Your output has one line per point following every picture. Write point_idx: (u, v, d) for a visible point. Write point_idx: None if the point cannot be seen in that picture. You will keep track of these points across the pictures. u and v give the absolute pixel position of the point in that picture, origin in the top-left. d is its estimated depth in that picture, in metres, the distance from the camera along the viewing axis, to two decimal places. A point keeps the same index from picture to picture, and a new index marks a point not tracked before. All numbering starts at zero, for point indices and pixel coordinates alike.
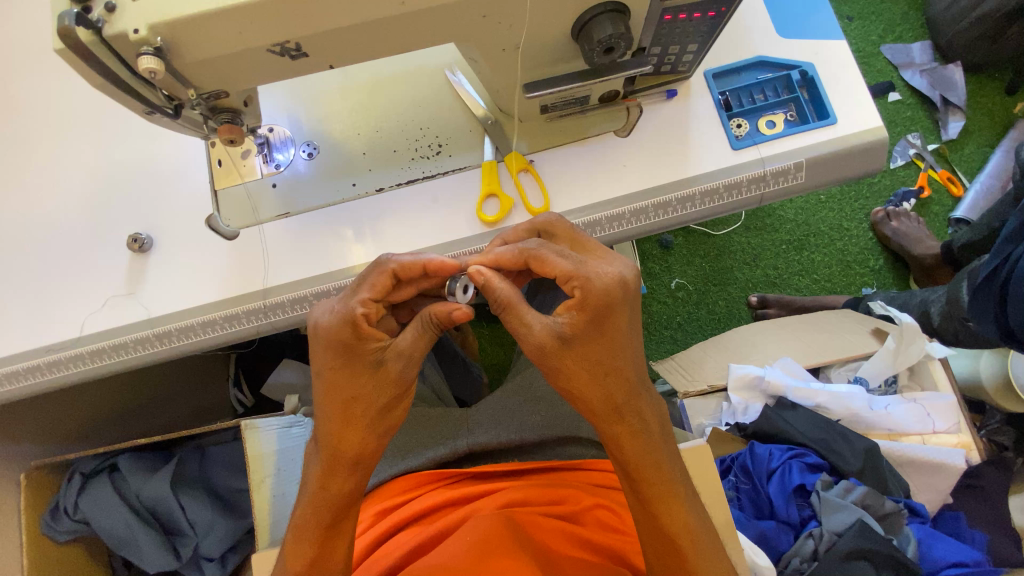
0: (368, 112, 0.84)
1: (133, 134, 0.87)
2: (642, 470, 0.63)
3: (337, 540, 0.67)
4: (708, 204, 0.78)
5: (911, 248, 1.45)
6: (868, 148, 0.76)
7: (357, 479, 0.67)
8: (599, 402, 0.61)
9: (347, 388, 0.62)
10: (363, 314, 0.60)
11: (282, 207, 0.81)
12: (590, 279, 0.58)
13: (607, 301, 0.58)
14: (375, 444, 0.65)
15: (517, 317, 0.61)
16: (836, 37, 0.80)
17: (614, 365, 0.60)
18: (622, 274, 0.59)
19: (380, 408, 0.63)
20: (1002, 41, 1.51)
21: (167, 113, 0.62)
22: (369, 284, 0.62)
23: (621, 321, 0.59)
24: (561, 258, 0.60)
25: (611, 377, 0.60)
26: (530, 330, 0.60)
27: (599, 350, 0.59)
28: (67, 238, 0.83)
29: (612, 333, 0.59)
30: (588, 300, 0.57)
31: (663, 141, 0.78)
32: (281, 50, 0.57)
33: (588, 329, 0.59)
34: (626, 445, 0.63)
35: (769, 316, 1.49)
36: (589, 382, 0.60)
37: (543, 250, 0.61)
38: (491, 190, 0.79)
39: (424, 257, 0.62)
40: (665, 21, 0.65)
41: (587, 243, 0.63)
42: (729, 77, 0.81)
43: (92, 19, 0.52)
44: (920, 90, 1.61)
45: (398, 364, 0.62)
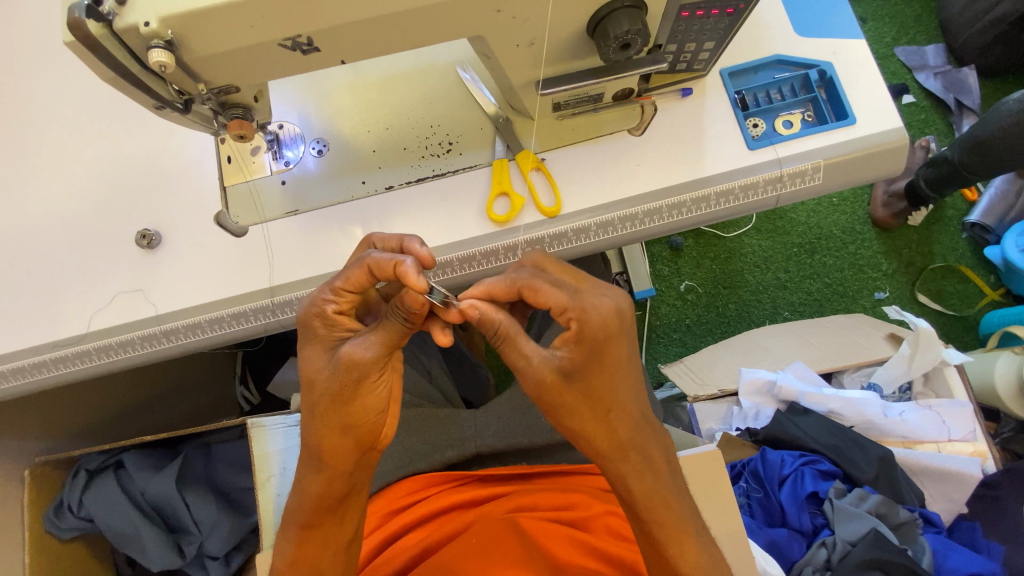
0: (379, 110, 0.83)
1: (142, 131, 0.87)
2: (649, 505, 0.59)
3: (317, 544, 0.64)
4: (724, 205, 0.76)
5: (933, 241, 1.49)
6: (887, 149, 0.75)
7: (327, 480, 0.61)
8: (604, 438, 0.58)
9: (306, 366, 0.58)
10: (331, 304, 0.58)
11: (292, 205, 0.81)
12: (587, 310, 0.55)
13: (605, 333, 0.56)
14: (335, 441, 0.59)
15: (515, 348, 0.57)
16: (856, 36, 0.78)
17: (617, 402, 0.57)
18: (618, 305, 0.57)
19: (334, 394, 0.57)
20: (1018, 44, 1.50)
21: (177, 108, 0.61)
22: (343, 277, 0.57)
23: (619, 351, 0.57)
24: (556, 288, 0.57)
25: (613, 414, 0.57)
26: (525, 361, 0.57)
27: (600, 384, 0.56)
28: (75, 237, 0.83)
29: (608, 367, 0.56)
30: (584, 333, 0.55)
31: (677, 141, 0.77)
32: (292, 44, 0.57)
33: (586, 363, 0.55)
34: (633, 480, 0.59)
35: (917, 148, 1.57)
36: (589, 418, 0.57)
37: (536, 280, 0.57)
38: (503, 188, 0.78)
39: (401, 259, 0.54)
40: (683, 19, 0.64)
41: (581, 277, 0.60)
42: (745, 76, 0.79)
43: (102, 11, 0.52)
44: (935, 93, 1.60)
45: (352, 344, 0.56)
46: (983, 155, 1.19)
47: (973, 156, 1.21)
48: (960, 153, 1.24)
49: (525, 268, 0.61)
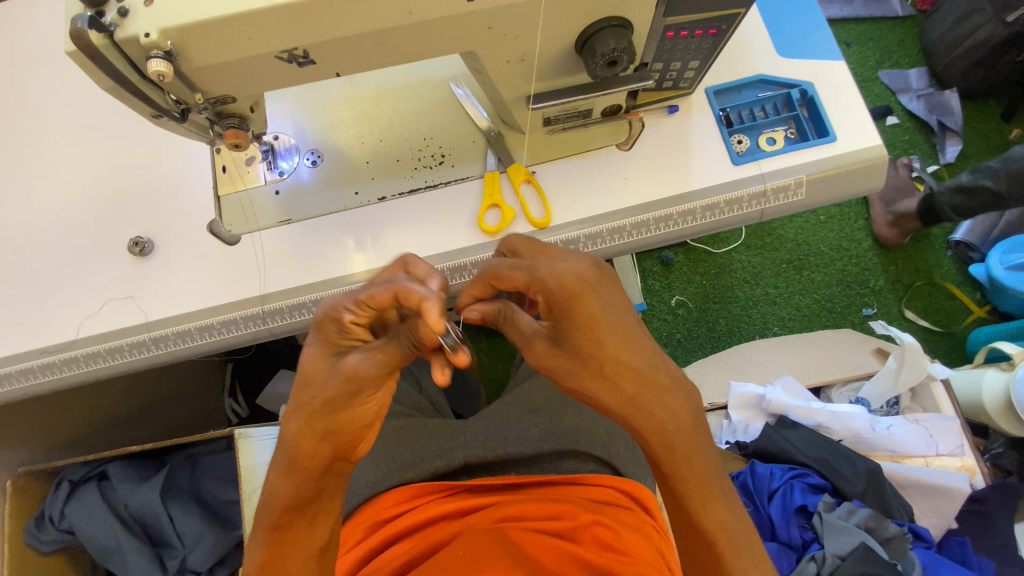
0: (373, 122, 0.84)
1: (139, 140, 0.88)
2: (674, 458, 0.53)
3: (286, 547, 0.61)
4: (708, 218, 0.78)
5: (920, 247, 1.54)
6: (867, 166, 0.77)
7: (300, 480, 0.59)
8: (610, 396, 0.52)
9: (305, 364, 0.55)
10: (347, 316, 0.54)
11: (285, 214, 0.82)
12: (543, 278, 0.51)
13: (569, 295, 0.50)
14: (311, 446, 0.57)
15: (512, 326, 0.57)
16: (836, 58, 0.81)
17: (610, 358, 0.51)
18: (577, 267, 0.51)
19: (326, 400, 0.55)
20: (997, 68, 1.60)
21: (174, 117, 0.62)
22: (368, 292, 0.53)
23: (592, 305, 0.50)
24: (516, 268, 0.53)
25: (609, 369, 0.51)
26: (521, 337, 0.56)
27: (584, 342, 0.50)
28: (68, 243, 0.83)
29: (586, 327, 0.50)
30: (550, 301, 0.51)
31: (664, 155, 0.79)
32: (289, 57, 0.58)
33: (563, 328, 0.51)
34: (655, 436, 0.53)
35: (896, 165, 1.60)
36: (587, 376, 0.52)
37: (496, 265, 0.55)
38: (494, 200, 0.79)
39: (429, 295, 0.50)
40: (669, 38, 0.66)
41: (546, 247, 0.56)
42: (730, 95, 0.82)
43: (104, 23, 0.53)
44: (918, 115, 1.69)
45: (357, 357, 0.54)
46: None
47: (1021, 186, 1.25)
48: (1002, 182, 1.28)
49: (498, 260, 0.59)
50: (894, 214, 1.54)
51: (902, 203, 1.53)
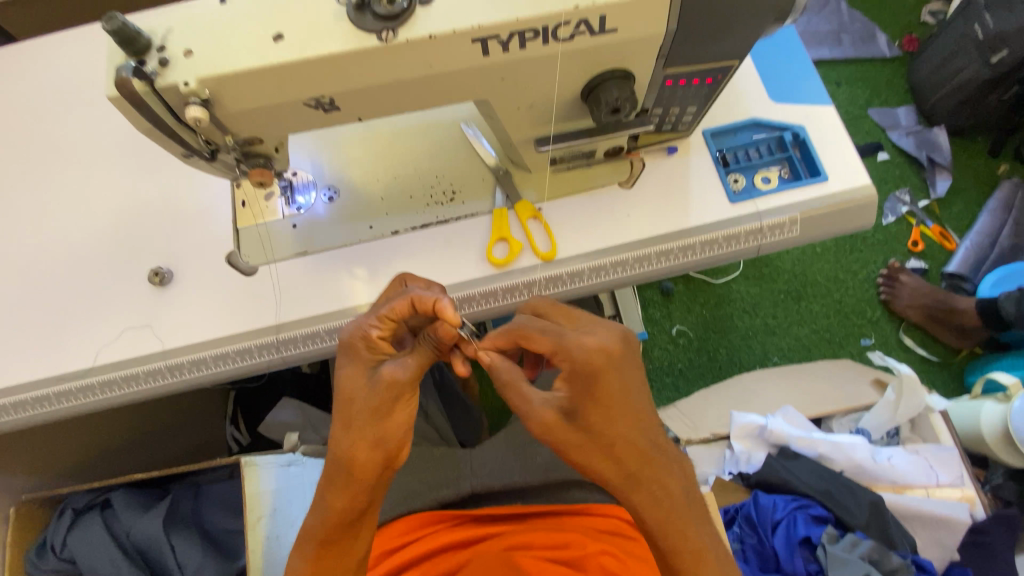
0: (387, 160, 0.88)
1: (162, 174, 0.91)
2: (665, 533, 0.56)
3: (331, 561, 0.65)
4: (708, 253, 0.82)
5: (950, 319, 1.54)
6: (858, 205, 0.81)
7: (349, 495, 0.61)
8: (615, 471, 0.54)
9: (344, 383, 0.59)
10: (374, 332, 0.59)
11: (301, 246, 0.85)
12: (570, 347, 0.54)
13: (592, 369, 0.53)
14: (365, 455, 0.58)
15: (518, 393, 0.58)
16: (825, 103, 0.86)
17: (618, 435, 0.53)
18: (604, 341, 0.54)
19: (372, 409, 0.57)
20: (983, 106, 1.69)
21: (204, 157, 0.66)
22: (389, 306, 0.59)
23: (613, 383, 0.53)
24: (544, 333, 0.57)
25: (619, 447, 0.53)
26: (527, 405, 0.57)
27: (599, 418, 0.53)
28: (89, 273, 0.86)
29: (603, 403, 0.53)
30: (573, 372, 0.53)
31: (664, 193, 0.83)
32: (316, 104, 0.62)
33: (580, 400, 0.54)
34: (653, 514, 0.55)
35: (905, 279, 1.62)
36: (592, 448, 0.54)
37: (527, 326, 0.58)
38: (502, 234, 0.83)
39: (440, 295, 0.59)
40: (667, 86, 0.71)
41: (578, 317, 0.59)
42: (726, 136, 0.86)
43: (147, 72, 0.57)
44: (908, 150, 1.80)
45: (392, 364, 0.58)
46: None
47: None
48: None
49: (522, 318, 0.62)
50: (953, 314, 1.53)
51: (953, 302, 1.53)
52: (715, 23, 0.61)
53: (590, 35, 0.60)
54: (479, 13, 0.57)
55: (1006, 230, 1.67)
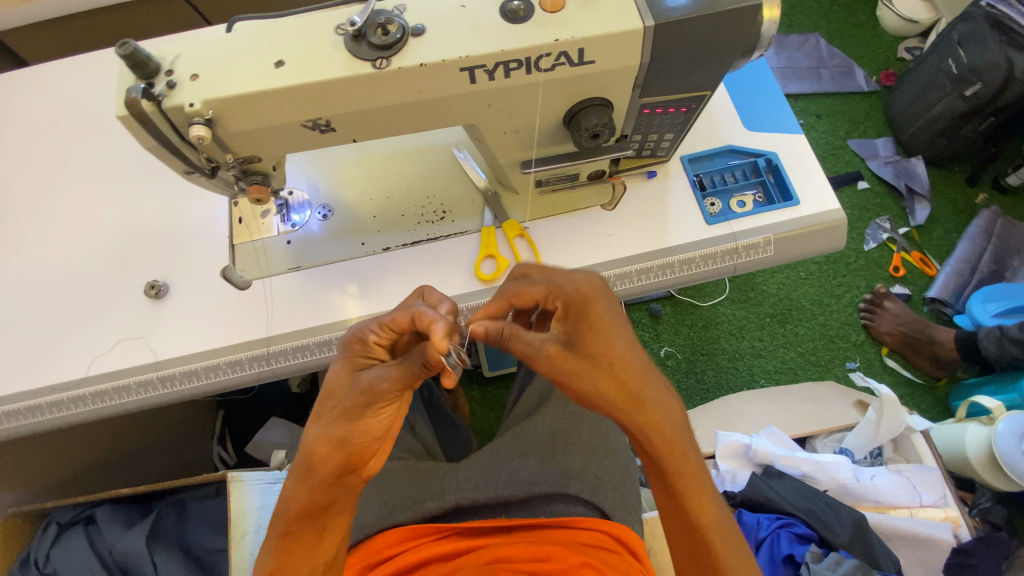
0: (381, 181, 0.92)
1: (165, 192, 0.95)
2: (670, 451, 0.58)
3: (296, 555, 0.65)
4: (687, 271, 0.85)
5: (930, 343, 1.58)
6: (829, 227, 0.85)
7: (311, 488, 0.63)
8: (616, 391, 0.55)
9: (330, 378, 0.61)
10: (372, 337, 0.62)
11: (295, 262, 0.88)
12: (562, 284, 0.58)
13: (584, 297, 0.57)
14: (324, 451, 0.60)
15: (519, 339, 0.57)
16: (797, 132, 0.91)
17: (619, 356, 0.55)
18: (588, 278, 0.59)
19: (345, 408, 0.60)
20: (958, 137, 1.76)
21: (205, 173, 0.70)
22: (390, 316, 0.61)
23: (603, 310, 0.56)
24: (534, 283, 0.61)
25: (619, 367, 0.55)
26: (530, 348, 0.56)
27: (597, 343, 0.55)
28: (87, 285, 0.88)
29: (599, 327, 0.55)
30: (567, 305, 0.58)
31: (645, 214, 0.87)
32: (313, 125, 0.66)
33: (577, 329, 0.57)
34: (654, 431, 0.57)
35: (888, 304, 1.66)
36: (597, 375, 0.55)
37: (517, 283, 0.62)
38: (489, 251, 0.86)
39: (437, 318, 0.58)
40: (645, 114, 0.75)
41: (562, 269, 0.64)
42: (703, 162, 0.91)
43: (155, 93, 0.61)
44: (887, 179, 1.87)
45: (374, 373, 0.59)
46: None
47: None
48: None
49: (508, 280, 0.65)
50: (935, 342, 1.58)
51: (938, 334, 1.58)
52: (689, 57, 0.66)
53: (570, 66, 0.65)
54: (466, 45, 0.62)
55: (986, 255, 1.71)
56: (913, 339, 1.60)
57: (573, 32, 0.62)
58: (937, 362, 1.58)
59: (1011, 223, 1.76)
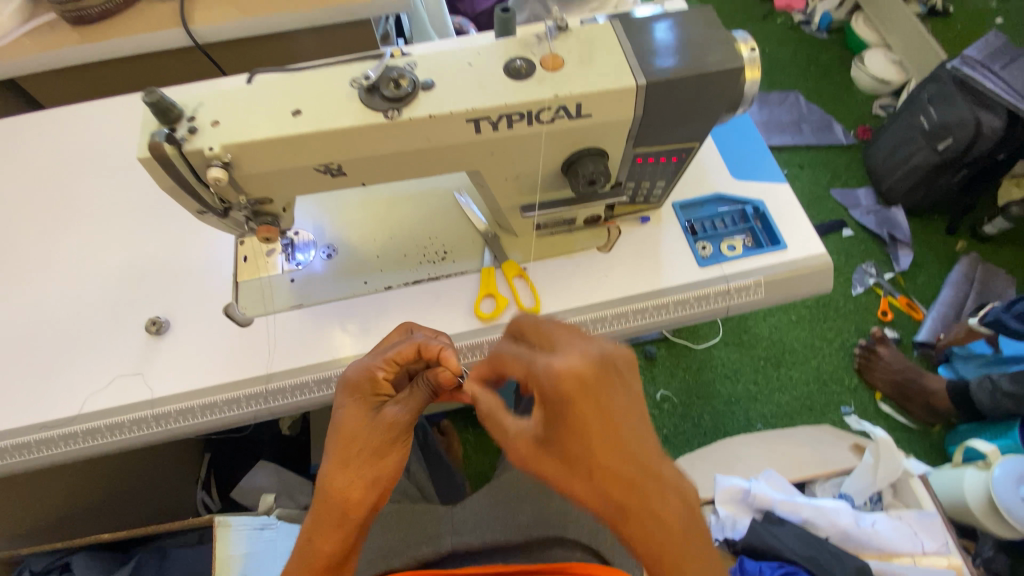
0: (385, 222, 0.95)
1: (173, 230, 0.97)
2: (659, 562, 0.51)
3: None
4: (680, 312, 0.88)
5: (923, 386, 1.59)
6: (815, 271, 0.89)
7: (340, 535, 0.61)
8: (594, 501, 0.48)
9: (346, 421, 0.60)
10: (379, 373, 0.62)
11: (297, 299, 0.90)
12: (538, 374, 0.47)
13: (563, 395, 0.46)
14: (360, 494, 0.59)
15: (497, 425, 0.55)
16: (782, 181, 0.96)
17: (599, 465, 0.47)
18: (577, 361, 0.47)
19: (373, 448, 0.60)
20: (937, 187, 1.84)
21: (217, 212, 0.73)
22: (395, 351, 0.63)
23: (584, 414, 0.46)
24: (515, 360, 0.53)
25: (598, 477, 0.47)
26: (507, 435, 0.54)
27: (574, 449, 0.47)
28: (87, 321, 0.89)
29: (576, 433, 0.47)
30: (541, 400, 0.48)
31: (639, 257, 0.90)
32: (325, 169, 0.70)
33: (554, 429, 0.48)
34: (637, 542, 0.50)
35: (879, 349, 1.68)
36: (573, 478, 0.48)
37: (500, 356, 0.55)
38: (489, 291, 0.88)
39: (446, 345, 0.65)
40: (638, 163, 0.80)
41: (554, 335, 0.53)
42: (694, 208, 0.95)
43: (177, 138, 0.64)
44: (870, 227, 1.95)
45: (395, 407, 0.61)
46: None
47: None
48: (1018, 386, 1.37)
49: (506, 342, 0.59)
50: (926, 390, 1.59)
51: (930, 381, 1.59)
52: (679, 113, 0.71)
53: (569, 119, 0.69)
54: (473, 98, 0.66)
55: (970, 300, 1.78)
56: (906, 382, 1.62)
57: (571, 89, 0.67)
58: (932, 406, 1.58)
59: (991, 269, 1.85)
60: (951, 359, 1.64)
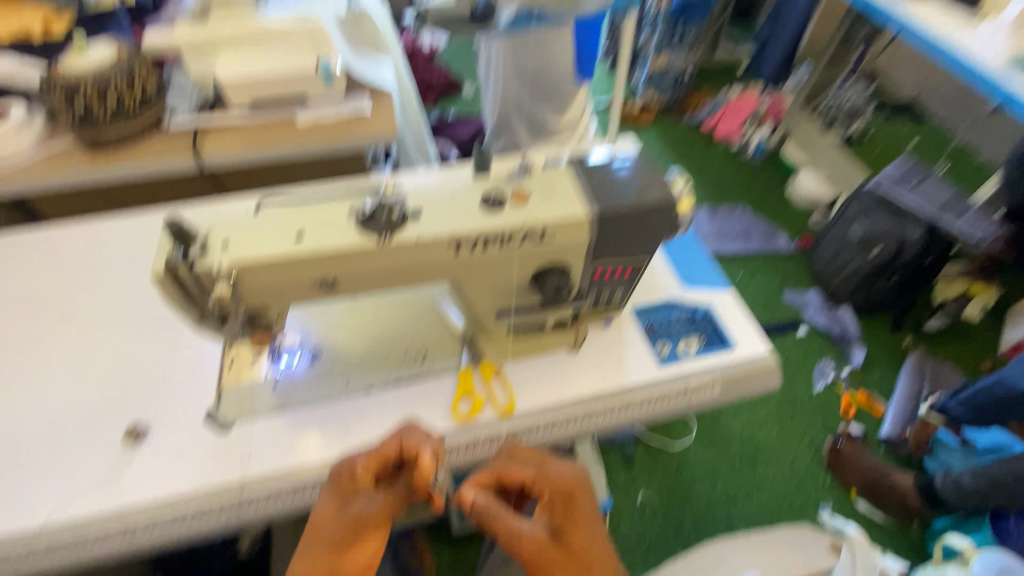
0: (365, 326, 1.01)
1: (161, 336, 1.00)
2: None
3: None
4: (645, 410, 0.96)
5: (892, 482, 1.63)
6: (761, 368, 0.99)
7: None
8: None
9: (321, 512, 0.70)
10: (360, 468, 0.72)
11: (278, 403, 0.93)
12: (551, 477, 0.76)
13: (568, 490, 0.75)
14: None
15: (504, 520, 0.73)
16: (725, 287, 1.09)
17: (587, 550, 0.70)
18: (575, 472, 0.78)
19: (338, 538, 0.68)
20: (879, 286, 2.04)
21: (215, 321, 0.79)
22: (380, 447, 0.73)
23: (582, 506, 0.74)
24: (525, 467, 0.78)
25: (589, 561, 0.70)
26: (516, 530, 0.73)
27: (573, 536, 0.71)
28: (63, 429, 0.88)
29: (579, 520, 0.73)
30: (554, 496, 0.75)
31: (605, 358, 0.99)
32: (320, 285, 0.78)
33: (561, 518, 0.73)
34: None
35: (843, 444, 1.75)
36: (569, 562, 0.70)
37: (509, 463, 0.79)
38: (466, 390, 0.95)
39: (428, 444, 0.74)
40: (599, 275, 0.90)
41: (547, 453, 0.81)
42: (652, 311, 1.05)
43: (190, 258, 0.72)
44: (823, 326, 2.10)
45: (367, 501, 0.70)
46: (999, 489, 1.39)
47: (991, 487, 1.40)
48: (980, 482, 1.42)
49: (501, 455, 0.81)
50: (895, 485, 1.63)
51: (899, 478, 1.64)
52: (629, 236, 0.84)
53: (536, 242, 0.81)
54: (453, 227, 0.78)
55: (924, 393, 1.90)
56: (880, 479, 1.65)
57: (537, 218, 0.79)
58: (907, 501, 1.61)
59: (937, 363, 2.00)
60: (934, 451, 1.72)
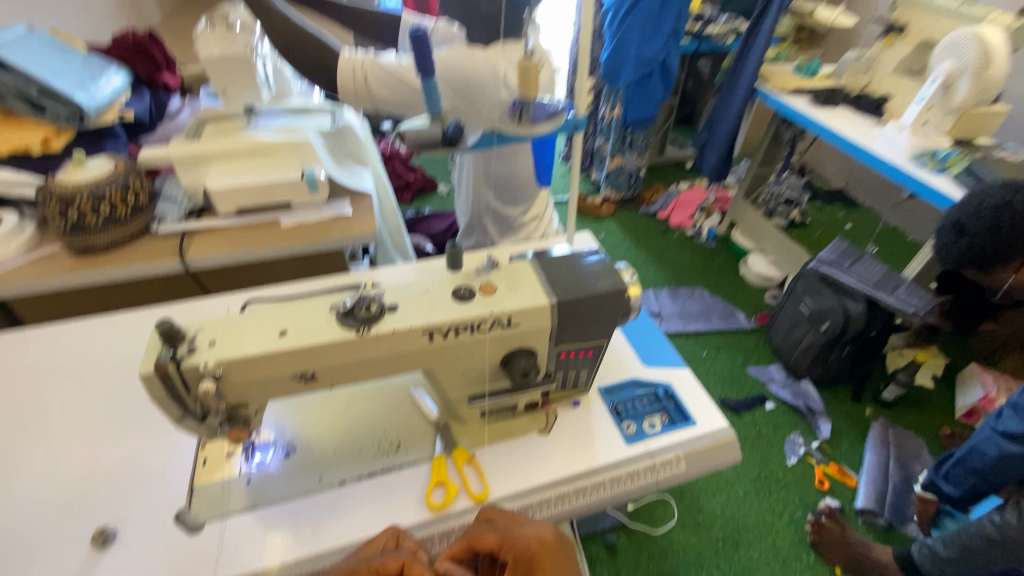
0: (341, 419, 1.04)
1: (136, 435, 1.00)
2: None
3: None
4: (616, 489, 0.99)
5: (873, 557, 1.63)
6: (722, 442, 1.05)
7: None
8: None
9: None
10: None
11: (251, 501, 0.92)
12: (515, 539, 0.77)
13: (533, 550, 0.75)
14: None
15: None
16: (682, 366, 1.18)
17: None
18: (540, 534, 0.78)
19: None
20: (832, 360, 2.17)
21: (196, 418, 0.82)
22: (381, 561, 0.73)
23: (548, 565, 0.73)
24: (492, 534, 0.78)
25: None
26: None
27: None
28: (24, 540, 0.85)
29: None
30: (519, 557, 0.74)
31: (575, 439, 1.03)
32: (300, 377, 0.83)
33: None
34: None
35: (824, 519, 1.75)
36: None
37: (476, 531, 0.79)
38: (439, 479, 0.95)
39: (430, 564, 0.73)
40: (563, 356, 0.98)
41: (517, 518, 0.83)
42: (617, 391, 1.12)
43: (177, 357, 0.77)
44: (788, 400, 2.19)
45: None
46: (967, 557, 1.38)
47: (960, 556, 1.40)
48: (948, 550, 1.42)
49: (476, 524, 0.82)
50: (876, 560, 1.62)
51: (880, 552, 1.63)
52: (586, 322, 0.93)
53: (504, 327, 0.89)
54: (426, 318, 0.85)
55: (892, 463, 1.96)
56: (861, 555, 1.64)
57: (502, 307, 0.88)
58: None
59: (901, 432, 2.07)
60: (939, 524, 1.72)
